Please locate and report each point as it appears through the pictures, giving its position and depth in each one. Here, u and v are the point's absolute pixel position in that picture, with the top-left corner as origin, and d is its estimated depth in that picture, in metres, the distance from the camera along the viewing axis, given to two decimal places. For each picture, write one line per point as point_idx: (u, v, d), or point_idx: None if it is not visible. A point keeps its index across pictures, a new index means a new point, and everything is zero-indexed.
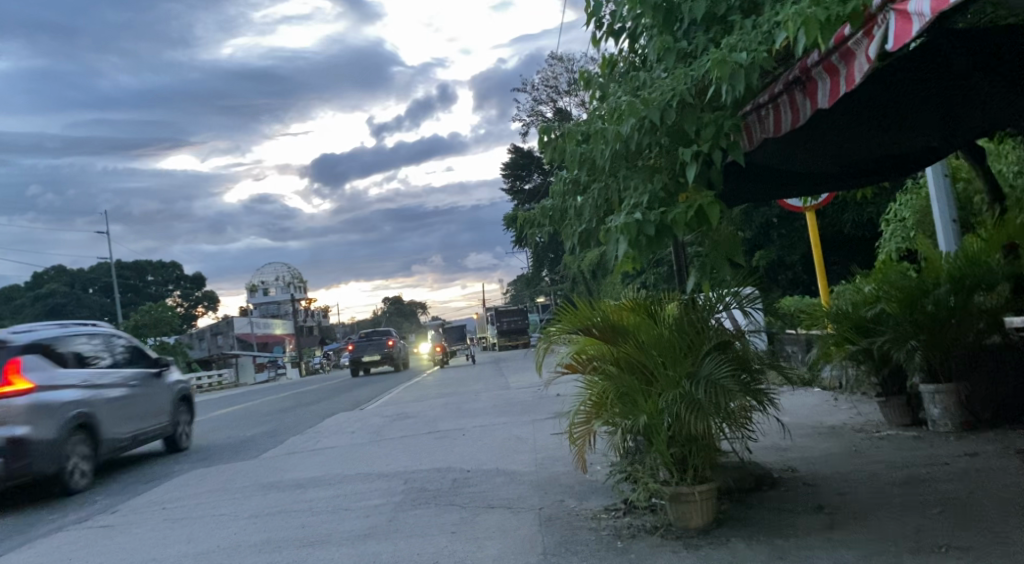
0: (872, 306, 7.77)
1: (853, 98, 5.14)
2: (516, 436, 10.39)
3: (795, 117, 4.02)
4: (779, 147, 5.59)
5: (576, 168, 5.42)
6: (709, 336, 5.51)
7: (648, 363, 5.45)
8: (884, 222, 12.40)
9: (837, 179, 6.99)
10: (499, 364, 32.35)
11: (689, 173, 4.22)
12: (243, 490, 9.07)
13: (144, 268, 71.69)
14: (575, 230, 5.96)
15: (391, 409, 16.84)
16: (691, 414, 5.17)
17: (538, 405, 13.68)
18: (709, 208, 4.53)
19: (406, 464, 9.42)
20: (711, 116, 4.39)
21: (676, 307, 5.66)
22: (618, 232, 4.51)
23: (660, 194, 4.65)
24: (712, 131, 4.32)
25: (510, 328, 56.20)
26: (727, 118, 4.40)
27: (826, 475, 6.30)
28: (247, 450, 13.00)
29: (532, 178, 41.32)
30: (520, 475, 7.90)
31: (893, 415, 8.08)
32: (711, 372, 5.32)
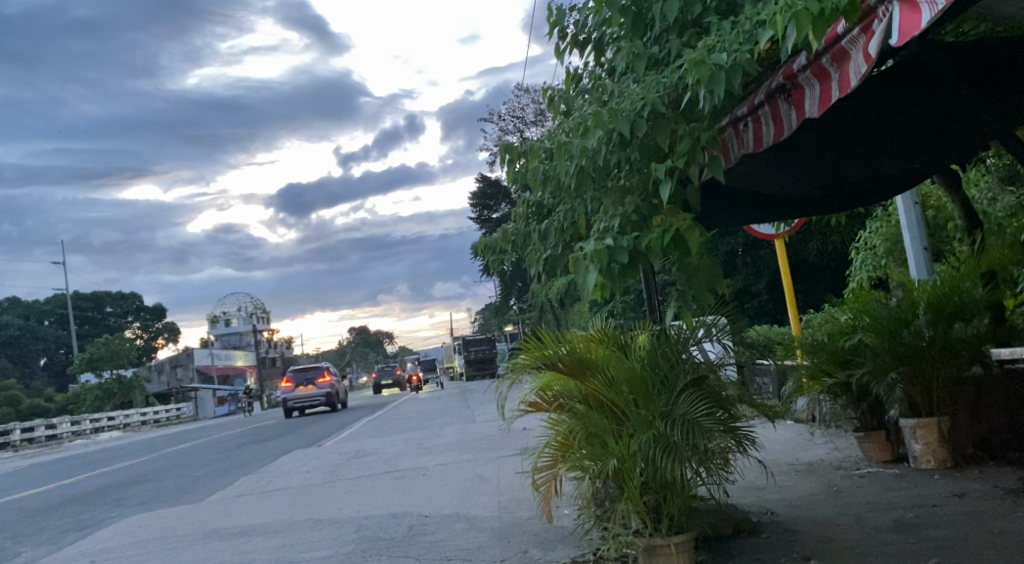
0: (850, 336, 7.40)
1: (837, 111, 4.75)
2: (479, 475, 9.87)
3: (779, 129, 3.63)
4: (755, 166, 5.19)
5: (539, 188, 5.01)
6: (684, 370, 5.06)
7: (618, 402, 5.00)
8: (852, 249, 12.09)
9: (814, 204, 6.65)
10: (466, 395, 31.78)
11: (663, 190, 3.77)
12: (182, 540, 8.48)
13: (102, 300, 70.29)
14: (538, 257, 5.50)
15: (350, 445, 16.21)
16: (666, 459, 4.71)
17: (503, 440, 13.16)
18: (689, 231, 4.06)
19: (360, 508, 8.84)
20: (685, 128, 3.94)
21: (647, 339, 5.24)
22: (587, 259, 4.03)
23: (632, 216, 4.18)
24: (689, 145, 3.89)
25: (477, 357, 55.53)
26: (704, 130, 3.98)
27: (809, 520, 5.86)
28: (195, 492, 12.32)
29: (499, 208, 41.12)
30: (481, 521, 7.36)
31: (873, 450, 7.68)
32: (687, 411, 4.85)
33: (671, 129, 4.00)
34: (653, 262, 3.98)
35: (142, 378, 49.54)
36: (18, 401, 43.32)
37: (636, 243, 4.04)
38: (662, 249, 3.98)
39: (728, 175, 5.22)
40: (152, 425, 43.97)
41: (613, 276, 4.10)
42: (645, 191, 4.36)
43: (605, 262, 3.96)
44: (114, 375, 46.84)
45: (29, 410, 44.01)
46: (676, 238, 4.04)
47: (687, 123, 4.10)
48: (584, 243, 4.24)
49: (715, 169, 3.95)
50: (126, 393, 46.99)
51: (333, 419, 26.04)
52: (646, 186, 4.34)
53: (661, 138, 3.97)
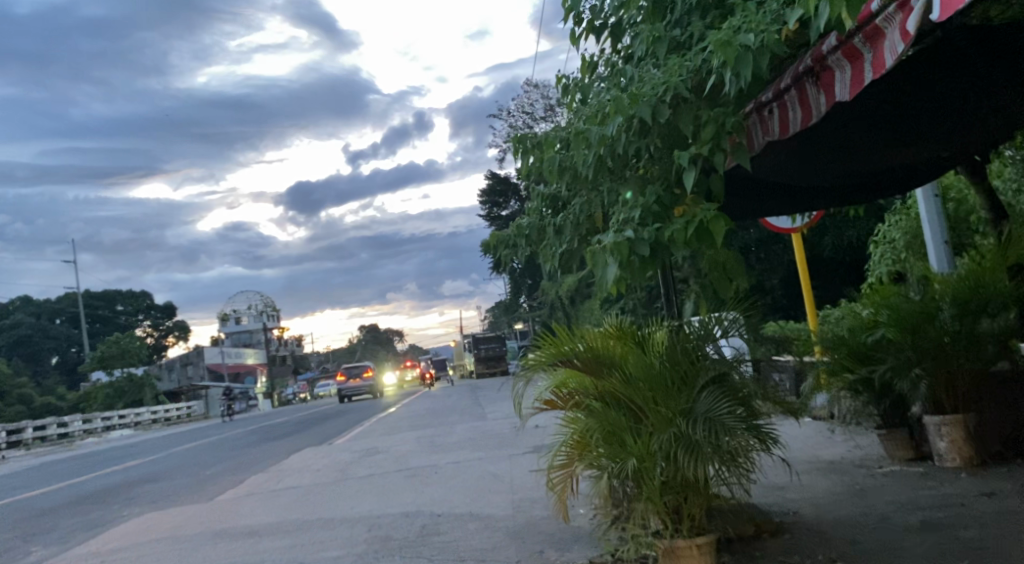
0: (872, 331, 7.23)
1: (866, 99, 4.59)
2: (491, 474, 9.73)
3: (806, 114, 3.46)
4: (778, 155, 5.02)
5: (555, 179, 4.81)
6: (704, 367, 4.88)
7: (637, 399, 4.84)
8: (870, 243, 11.88)
9: (834, 195, 6.47)
10: (477, 391, 31.68)
11: (686, 178, 3.61)
12: (192, 540, 8.38)
13: (113, 298, 70.58)
14: (553, 251, 5.34)
15: (361, 443, 16.12)
16: (688, 458, 4.54)
17: (515, 438, 13.01)
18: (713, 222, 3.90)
19: (371, 507, 8.72)
20: (709, 113, 3.81)
21: (665, 335, 5.07)
22: (606, 251, 3.87)
23: (653, 206, 4.03)
24: (713, 131, 3.76)
25: (487, 355, 55.39)
26: (728, 115, 3.82)
27: (832, 520, 5.69)
28: (205, 490, 12.25)
29: (508, 205, 41.01)
30: (495, 521, 7.21)
31: (894, 448, 7.51)
32: (708, 408, 4.67)
33: (694, 115, 3.87)
34: (676, 254, 3.82)
35: (153, 377, 49.72)
36: (30, 400, 43.41)
37: (658, 235, 3.88)
38: (685, 241, 3.82)
39: (749, 164, 5.05)
40: (163, 424, 43.96)
41: (633, 269, 3.94)
42: (666, 181, 4.21)
43: (626, 255, 3.80)
44: (126, 373, 46.98)
45: (42, 408, 44.12)
46: (699, 230, 3.87)
47: (712, 108, 3.96)
48: (603, 235, 4.09)
49: (740, 156, 3.79)
50: (137, 391, 47.00)
51: (343, 417, 25.91)
52: (667, 175, 4.20)
53: (684, 124, 3.85)
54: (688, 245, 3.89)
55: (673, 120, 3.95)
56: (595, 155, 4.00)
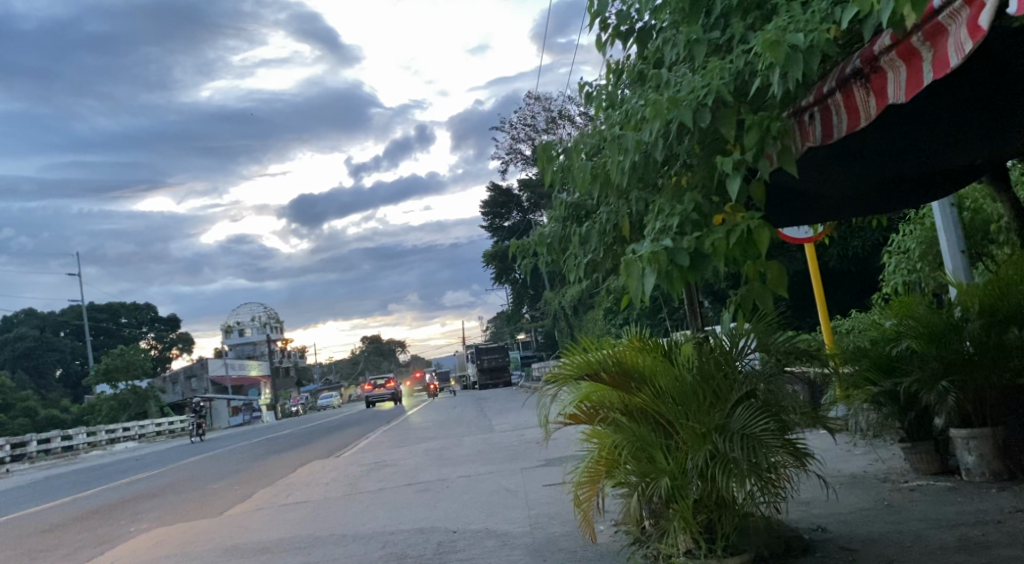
0: (895, 342, 7.09)
1: (898, 116, 4.46)
2: (505, 488, 9.57)
3: (853, 118, 3.35)
4: (809, 164, 4.91)
5: (587, 185, 4.61)
6: (737, 379, 4.76)
7: (669, 415, 4.75)
8: (884, 252, 11.71)
9: (861, 203, 6.35)
10: (481, 403, 31.48)
11: (730, 184, 3.49)
12: (202, 557, 8.24)
13: (116, 311, 70.54)
14: (578, 262, 5.23)
15: (368, 456, 15.95)
16: (723, 476, 4.44)
17: (525, 451, 12.86)
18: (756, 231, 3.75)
19: (383, 523, 8.57)
20: (752, 117, 3.68)
21: (692, 346, 4.96)
22: (644, 262, 3.74)
23: (693, 213, 3.91)
24: (757, 137, 3.64)
25: (491, 366, 55.16)
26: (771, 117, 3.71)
27: (862, 537, 5.55)
28: (213, 505, 12.09)
29: (511, 216, 40.98)
30: (513, 537, 7.06)
31: (920, 462, 7.37)
32: (743, 424, 4.55)
33: (735, 118, 3.74)
34: (717, 265, 3.72)
35: (155, 390, 49.57)
36: (34, 412, 43.27)
37: (700, 244, 3.76)
38: (727, 250, 3.71)
39: (780, 173, 4.92)
40: (166, 437, 43.78)
41: (673, 281, 3.81)
42: (706, 188, 4.12)
43: (666, 264, 3.68)
44: (129, 385, 46.80)
45: (46, 421, 44.02)
46: (741, 238, 3.76)
47: (753, 112, 3.86)
48: (638, 245, 3.98)
49: (785, 161, 3.68)
50: (140, 404, 46.87)
51: (349, 430, 25.73)
52: (706, 183, 4.11)
53: (726, 128, 3.71)
54: (730, 254, 3.78)
55: (712, 124, 3.83)
56: (631, 161, 3.89)
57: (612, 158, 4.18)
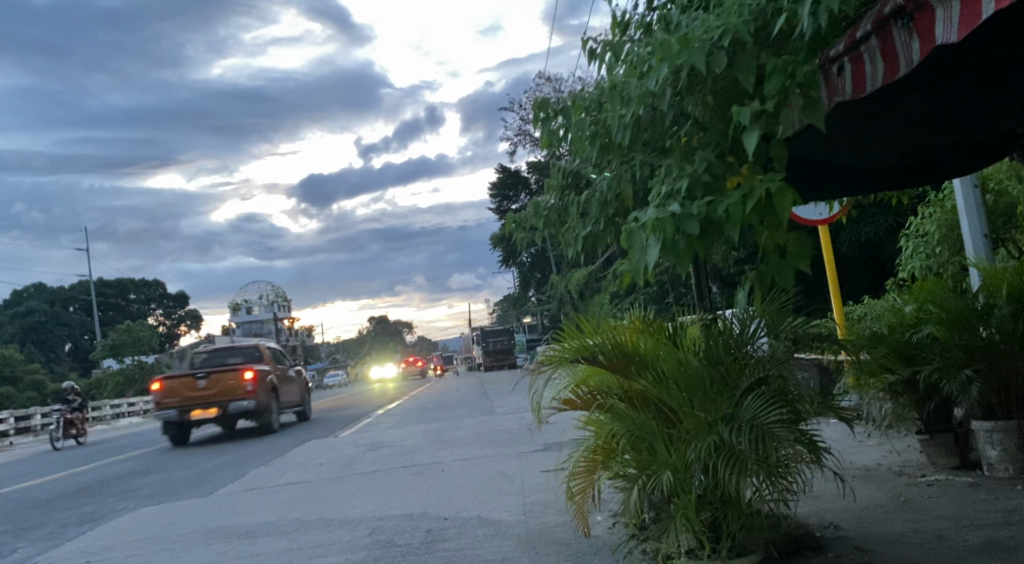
0: (915, 329, 6.69)
1: (933, 84, 4.09)
2: (501, 474, 9.21)
3: (890, 66, 2.97)
4: (826, 130, 4.55)
5: (587, 146, 4.19)
6: (747, 364, 4.35)
7: (672, 402, 4.35)
8: (901, 235, 11.23)
9: (884, 177, 5.94)
10: (485, 384, 31.12)
11: (749, 135, 3.09)
12: (184, 540, 7.91)
13: (124, 286, 70.41)
14: (575, 233, 4.82)
15: (366, 437, 15.61)
16: (731, 471, 4.02)
17: (525, 435, 12.49)
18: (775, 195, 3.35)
19: (373, 508, 8.22)
20: (774, 62, 3.43)
21: (699, 328, 4.57)
22: (648, 230, 3.31)
23: (705, 175, 3.50)
24: (778, 85, 3.38)
25: (497, 349, 54.72)
26: (797, 63, 3.36)
27: (877, 536, 5.16)
28: (204, 484, 11.78)
29: (519, 198, 40.44)
30: (504, 527, 6.70)
31: (938, 455, 6.95)
32: (753, 413, 4.14)
33: (756, 63, 3.47)
34: (731, 234, 3.28)
35: (161, 365, 49.38)
36: (40, 385, 43.16)
37: (712, 211, 3.33)
38: (743, 217, 3.28)
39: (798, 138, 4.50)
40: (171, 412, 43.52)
41: (679, 253, 3.38)
42: (721, 146, 3.73)
43: (672, 233, 3.25)
44: (134, 360, 46.64)
45: (52, 395, 43.90)
46: (759, 204, 3.32)
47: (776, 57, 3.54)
48: (641, 212, 3.57)
49: (813, 115, 3.35)
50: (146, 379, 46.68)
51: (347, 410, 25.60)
52: (721, 139, 3.73)
53: (745, 75, 3.42)
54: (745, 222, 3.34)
55: (729, 70, 3.50)
56: (635, 113, 3.59)
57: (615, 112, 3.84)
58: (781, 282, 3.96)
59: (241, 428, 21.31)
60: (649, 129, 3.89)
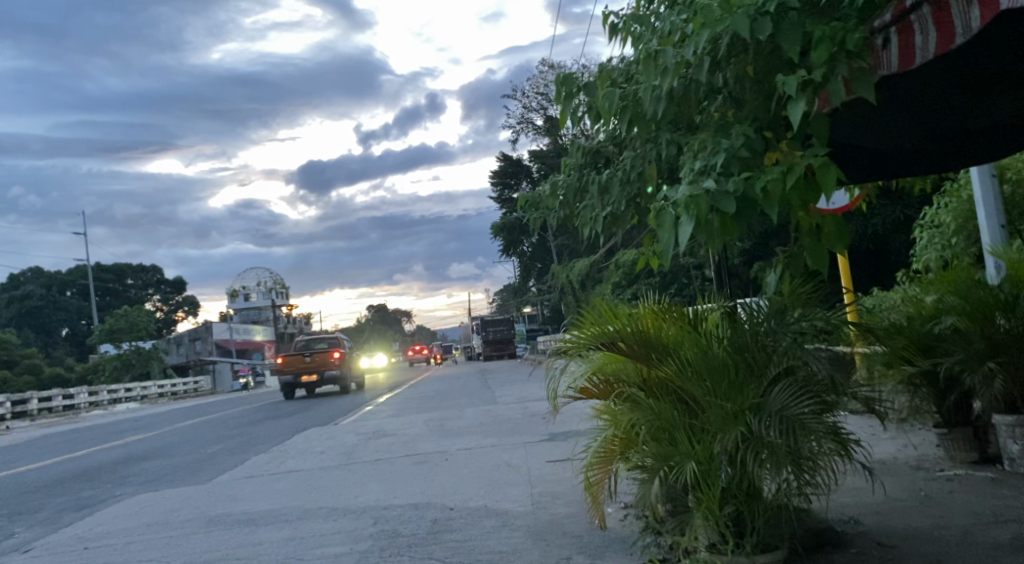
0: (934, 320, 6.52)
1: (981, 64, 3.90)
2: (507, 463, 9.06)
3: (946, 35, 2.90)
4: (862, 108, 4.37)
5: (612, 120, 4.02)
6: (775, 352, 4.16)
7: (694, 392, 4.18)
8: (914, 226, 11.06)
9: (908, 162, 5.79)
10: (485, 373, 30.97)
11: (796, 105, 2.92)
12: (184, 527, 7.75)
13: (123, 271, 70.20)
14: (594, 215, 4.66)
15: (368, 424, 15.46)
16: (759, 464, 3.84)
17: (528, 424, 12.35)
18: (816, 172, 3.20)
19: (378, 497, 8.06)
20: (822, 30, 3.18)
21: (722, 315, 4.39)
22: (680, 208, 3.14)
23: (742, 150, 3.34)
24: (827, 54, 3.12)
25: (496, 338, 54.52)
26: (845, 31, 3.20)
27: (900, 531, 5.00)
28: (203, 470, 11.63)
29: (520, 187, 40.22)
30: (513, 517, 6.55)
31: (956, 449, 6.78)
32: (781, 404, 3.95)
33: (802, 31, 3.28)
34: (770, 212, 3.10)
35: (159, 351, 49.17)
36: (38, 369, 43.00)
37: (749, 188, 3.16)
38: (784, 194, 3.10)
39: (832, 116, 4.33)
40: (169, 398, 43.33)
41: (712, 233, 3.21)
42: (759, 121, 3.65)
43: (707, 212, 3.08)
44: (132, 345, 46.43)
45: (50, 379, 43.71)
46: (798, 181, 3.16)
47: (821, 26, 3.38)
48: (671, 190, 3.40)
49: (861, 87, 3.15)
50: (144, 364, 46.46)
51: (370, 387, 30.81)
52: (759, 114, 3.65)
53: (790, 44, 3.21)
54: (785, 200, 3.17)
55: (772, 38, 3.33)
56: (670, 84, 3.48)
57: (647, 85, 3.77)
58: (816, 264, 3.79)
59: (241, 416, 21.25)
60: (684, 101, 3.81)
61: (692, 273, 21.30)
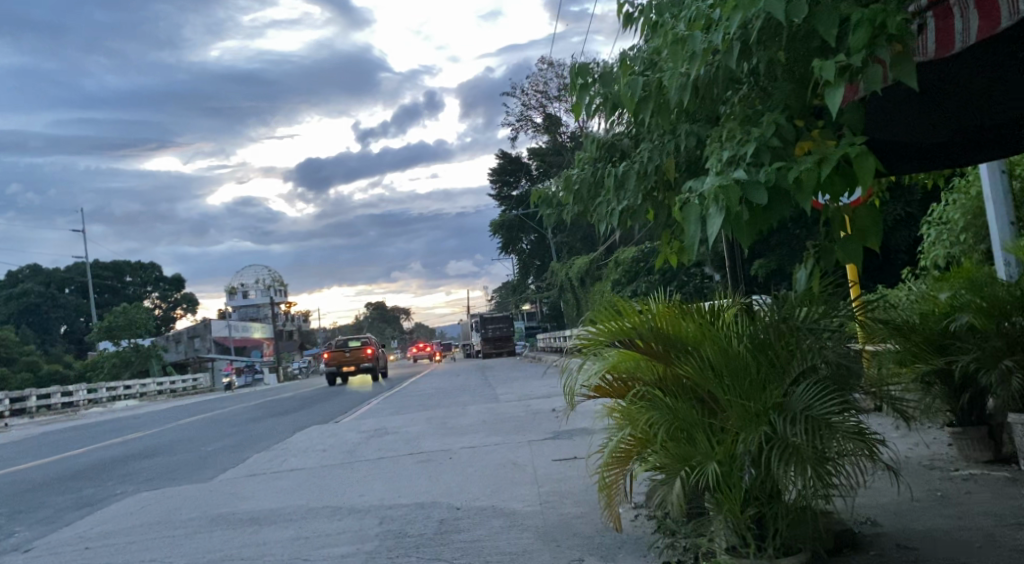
0: (949, 317, 6.42)
1: (1014, 50, 3.77)
2: (512, 462, 8.96)
3: (986, 18, 2.96)
4: (888, 96, 4.26)
5: (634, 110, 3.94)
6: (798, 350, 4.06)
7: (715, 390, 4.09)
8: (923, 223, 10.96)
9: (926, 156, 5.69)
10: (485, 371, 30.82)
11: (834, 93, 2.85)
12: (187, 527, 7.65)
13: (122, 269, 70.11)
14: (611, 209, 4.59)
15: (369, 422, 15.33)
16: (783, 465, 3.75)
17: (532, 422, 12.24)
18: (850, 162, 3.14)
19: (382, 496, 7.96)
20: (862, 12, 3.10)
21: (742, 311, 4.29)
22: (709, 199, 3.08)
23: (773, 139, 3.28)
24: (867, 35, 3.06)
25: (495, 336, 54.36)
26: (887, 14, 3.08)
27: (919, 533, 4.90)
28: (204, 469, 11.52)
29: (520, 185, 40.08)
30: (522, 518, 6.45)
31: (971, 449, 6.67)
32: (805, 403, 3.87)
33: (838, 15, 3.19)
34: (803, 203, 3.05)
35: (159, 348, 49.01)
36: (36, 366, 42.83)
37: (781, 179, 3.10)
38: (818, 185, 3.05)
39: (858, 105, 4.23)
40: (168, 395, 43.18)
41: (741, 224, 3.15)
42: (790, 109, 3.61)
43: (737, 203, 3.02)
44: (132, 342, 46.28)
45: (49, 376, 43.55)
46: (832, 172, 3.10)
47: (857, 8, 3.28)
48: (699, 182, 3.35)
49: (901, 71, 3.12)
50: (143, 361, 46.27)
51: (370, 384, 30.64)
52: (791, 102, 3.60)
53: (827, 28, 3.13)
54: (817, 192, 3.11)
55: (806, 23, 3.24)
56: (697, 70, 3.40)
57: (672, 72, 3.73)
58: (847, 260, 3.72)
59: (241, 414, 21.13)
60: (709, 89, 3.79)
61: (694, 271, 21.18)
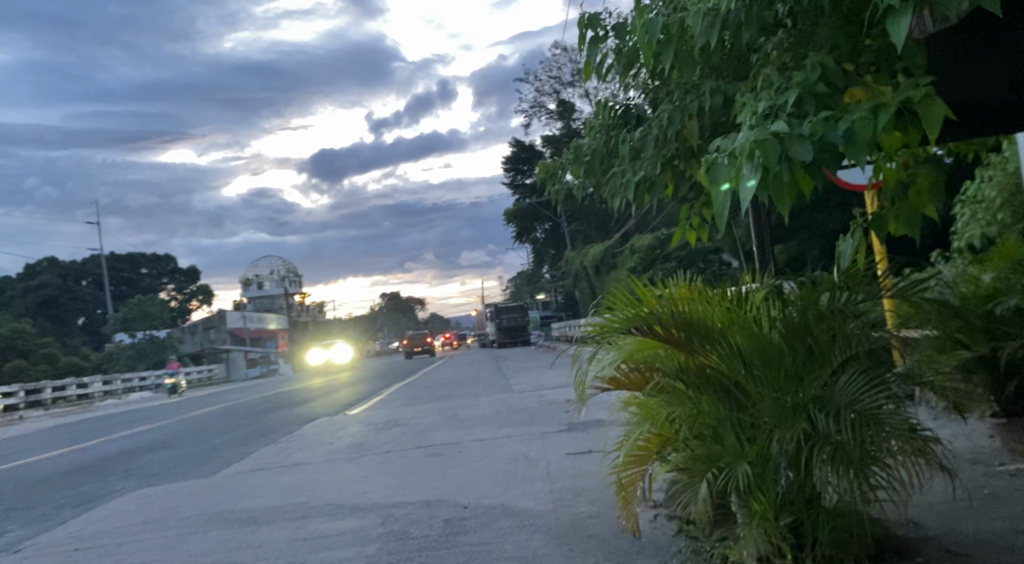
0: (994, 298, 5.94)
1: None
2: (522, 456, 8.55)
3: None
4: (942, 42, 3.89)
5: (652, 60, 3.52)
6: (839, 336, 3.61)
7: (745, 382, 3.66)
8: (955, 202, 10.45)
9: (971, 119, 5.27)
10: (499, 360, 30.32)
11: (901, 23, 2.45)
12: (182, 526, 7.29)
13: (138, 261, 70.15)
14: (627, 180, 4.20)
15: (379, 414, 14.96)
16: (827, 467, 3.31)
17: (546, 414, 11.82)
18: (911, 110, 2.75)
19: (387, 493, 7.58)
20: None
21: (772, 294, 3.87)
22: (742, 157, 2.67)
23: (819, 85, 2.90)
24: None
25: (509, 326, 53.80)
26: None
27: (971, 538, 4.42)
28: (207, 464, 11.17)
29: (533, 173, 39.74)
30: (531, 518, 6.05)
31: (1014, 440, 6.17)
32: (850, 397, 3.44)
33: None
34: (854, 158, 2.67)
35: (173, 340, 48.87)
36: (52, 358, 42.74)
37: (829, 130, 2.72)
38: (871, 138, 2.67)
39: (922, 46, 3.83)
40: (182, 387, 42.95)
41: (780, 185, 2.74)
42: (838, 49, 3.38)
43: (775, 160, 2.61)
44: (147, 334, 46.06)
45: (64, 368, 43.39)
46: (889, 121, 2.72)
47: None
48: (728, 138, 2.95)
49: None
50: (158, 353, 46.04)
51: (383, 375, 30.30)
52: (838, 41, 3.36)
53: None
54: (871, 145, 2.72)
55: None
56: None
57: (698, 11, 3.33)
58: None
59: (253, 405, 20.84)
60: (738, 34, 3.42)
61: (711, 257, 20.63)
